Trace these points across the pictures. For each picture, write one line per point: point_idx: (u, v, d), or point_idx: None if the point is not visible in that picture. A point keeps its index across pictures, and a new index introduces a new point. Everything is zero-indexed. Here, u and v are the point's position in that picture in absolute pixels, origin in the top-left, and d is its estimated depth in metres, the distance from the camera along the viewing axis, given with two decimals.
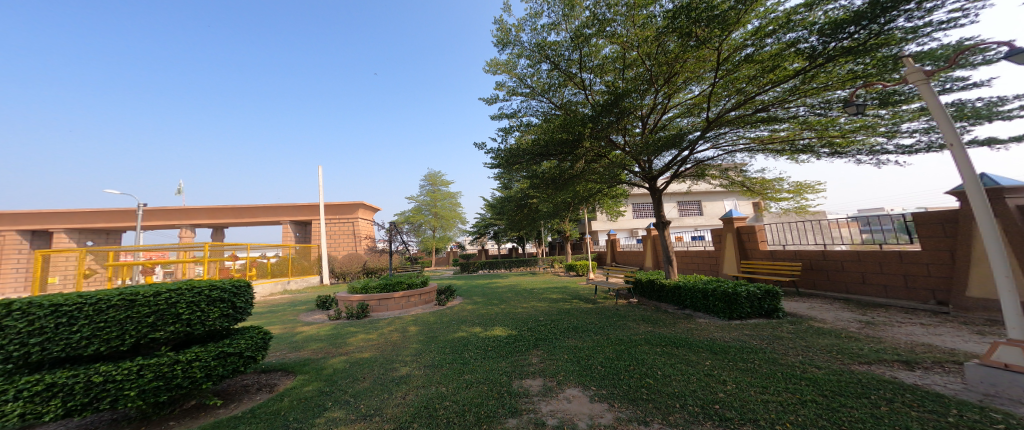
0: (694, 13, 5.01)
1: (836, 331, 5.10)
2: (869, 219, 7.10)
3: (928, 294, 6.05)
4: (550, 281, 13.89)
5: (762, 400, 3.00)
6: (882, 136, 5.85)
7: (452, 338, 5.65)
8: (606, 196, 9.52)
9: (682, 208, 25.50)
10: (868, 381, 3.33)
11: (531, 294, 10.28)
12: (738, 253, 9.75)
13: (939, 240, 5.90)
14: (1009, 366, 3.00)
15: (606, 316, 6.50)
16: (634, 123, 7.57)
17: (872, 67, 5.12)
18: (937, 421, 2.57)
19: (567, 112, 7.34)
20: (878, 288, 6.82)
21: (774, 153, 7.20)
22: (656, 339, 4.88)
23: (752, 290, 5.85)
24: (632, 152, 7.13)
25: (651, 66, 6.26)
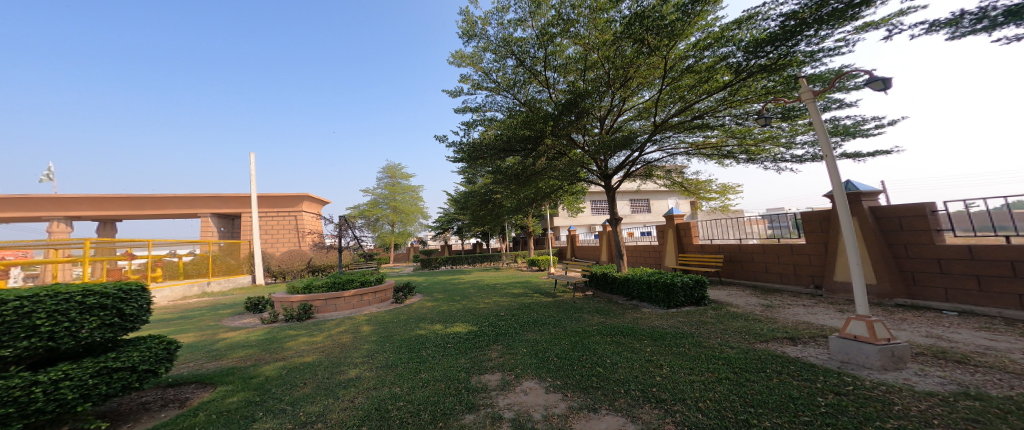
0: (645, 22, 5.32)
1: (746, 314, 5.87)
2: (772, 217, 8.19)
3: (809, 280, 7.24)
4: (511, 276, 14.02)
5: (689, 381, 3.32)
6: (783, 147, 6.81)
7: (408, 336, 5.42)
8: (564, 192, 9.80)
9: (634, 206, 27.34)
10: (767, 357, 3.87)
11: (492, 289, 10.28)
12: (676, 247, 10.70)
13: (817, 235, 7.04)
14: (857, 336, 3.68)
15: (563, 309, 6.73)
16: (593, 124, 7.86)
17: (780, 85, 5.88)
18: (811, 387, 3.06)
19: (531, 109, 7.39)
20: (775, 275, 7.98)
21: (706, 157, 7.98)
22: (606, 329, 5.15)
23: (686, 281, 6.47)
24: (590, 151, 7.38)
25: (608, 69, 6.55)
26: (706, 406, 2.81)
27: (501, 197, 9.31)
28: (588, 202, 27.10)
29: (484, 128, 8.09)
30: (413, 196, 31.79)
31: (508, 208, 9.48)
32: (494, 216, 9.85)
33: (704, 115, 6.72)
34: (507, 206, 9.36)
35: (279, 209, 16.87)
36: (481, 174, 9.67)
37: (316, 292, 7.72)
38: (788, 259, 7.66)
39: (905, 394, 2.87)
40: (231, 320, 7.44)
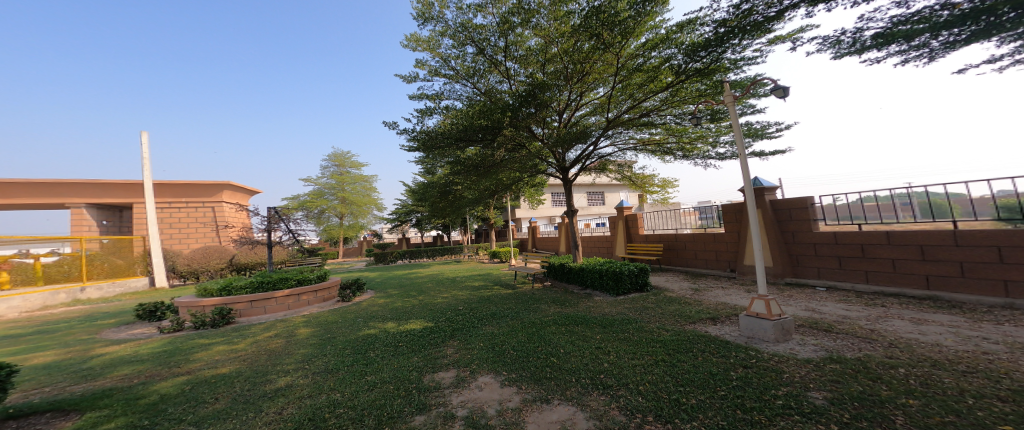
0: (600, 17, 5.47)
1: (679, 298, 6.46)
2: (700, 209, 9.10)
3: (726, 264, 8.28)
4: (471, 269, 13.90)
5: (632, 365, 3.56)
6: (710, 145, 7.52)
7: (356, 336, 5.08)
8: (524, 185, 9.85)
9: (590, 198, 28.54)
10: (693, 337, 4.30)
11: (452, 283, 10.08)
12: (624, 238, 11.40)
13: (734, 225, 8.01)
14: (759, 314, 4.21)
15: (523, 301, 6.81)
16: (552, 117, 7.93)
17: (710, 89, 6.44)
18: (725, 363, 3.47)
19: (491, 99, 7.23)
20: (700, 260, 8.95)
21: (651, 154, 8.52)
22: (559, 319, 5.31)
23: (632, 268, 6.95)
24: (549, 144, 7.43)
25: (568, 64, 6.62)
26: (646, 389, 3.02)
27: (462, 188, 9.12)
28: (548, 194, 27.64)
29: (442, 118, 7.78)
30: (365, 187, 29.64)
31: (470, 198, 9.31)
32: (456, 209, 9.60)
33: (650, 113, 7.15)
34: (468, 198, 9.17)
35: (191, 199, 14.70)
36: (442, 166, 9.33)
37: (240, 294, 6.86)
38: (713, 246, 8.57)
39: (792, 363, 3.37)
40: (111, 332, 6.24)
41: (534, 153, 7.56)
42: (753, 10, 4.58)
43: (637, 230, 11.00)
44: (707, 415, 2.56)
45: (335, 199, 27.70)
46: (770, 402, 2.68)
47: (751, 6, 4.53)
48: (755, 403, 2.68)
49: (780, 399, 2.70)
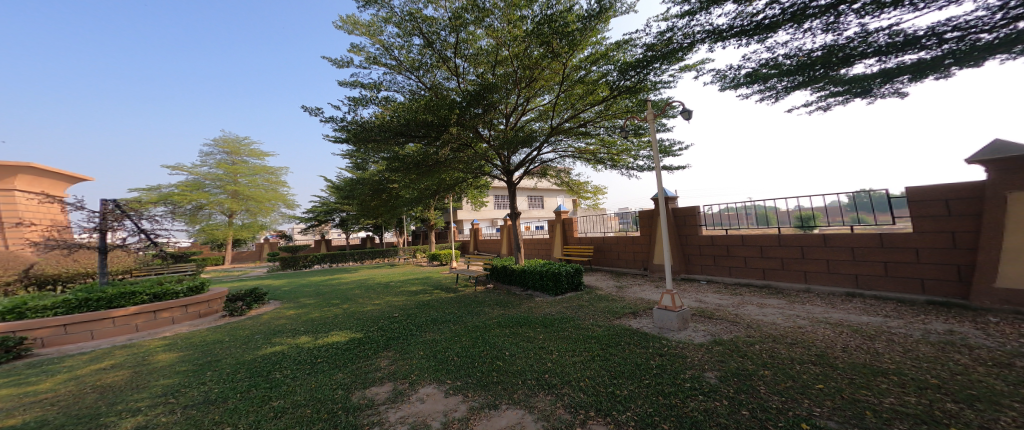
0: (550, 24, 5.67)
1: (608, 295, 6.98)
2: (618, 214, 10.02)
3: (641, 264, 9.29)
4: (406, 273, 13.11)
5: (573, 362, 3.70)
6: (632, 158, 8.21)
7: (258, 356, 4.40)
8: (466, 186, 9.65)
9: (530, 202, 29.36)
10: (620, 331, 4.67)
11: (386, 288, 9.35)
12: (561, 240, 11.95)
13: (647, 230, 8.99)
14: (669, 307, 4.73)
15: (465, 305, 6.65)
16: (499, 120, 7.95)
17: (636, 106, 7.00)
18: (647, 353, 3.83)
19: (436, 94, 6.95)
20: (622, 261, 9.86)
21: (586, 161, 8.92)
22: (502, 322, 5.27)
23: (568, 269, 7.31)
24: (494, 146, 7.42)
25: (518, 68, 6.67)
26: (585, 384, 3.16)
27: (402, 187, 8.56)
28: (490, 196, 27.62)
29: (380, 109, 7.19)
30: (268, 180, 25.93)
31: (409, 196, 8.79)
32: (394, 208, 8.95)
33: (587, 124, 7.58)
34: (408, 196, 8.63)
35: None
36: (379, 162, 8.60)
37: (41, 317, 5.20)
38: (632, 247, 9.49)
39: (692, 348, 3.91)
40: None
41: (478, 154, 7.49)
42: (673, 38, 5.01)
43: (572, 233, 11.63)
44: (638, 404, 2.76)
45: (224, 195, 23.87)
46: (682, 385, 3.03)
47: (671, 36, 5.00)
48: (672, 388, 2.99)
49: (688, 382, 3.08)
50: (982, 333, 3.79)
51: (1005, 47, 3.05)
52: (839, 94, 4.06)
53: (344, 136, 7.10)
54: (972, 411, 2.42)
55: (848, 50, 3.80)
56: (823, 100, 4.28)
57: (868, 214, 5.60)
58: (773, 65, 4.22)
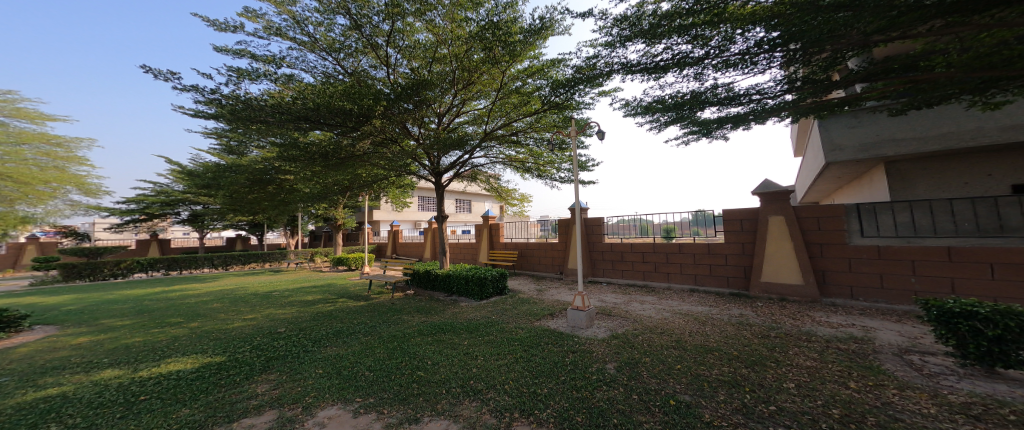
0: (494, 31, 5.84)
1: (529, 298, 7.27)
2: (541, 221, 10.63)
3: (558, 268, 9.96)
4: (304, 280, 11.46)
5: (498, 366, 3.72)
6: (555, 170, 8.67)
7: (23, 402, 3.27)
8: (383, 185, 8.99)
9: (457, 205, 28.90)
10: (539, 332, 4.90)
11: (267, 300, 8.01)
12: (487, 244, 12.04)
13: (561, 237, 9.76)
14: (581, 307, 5.14)
15: (379, 313, 6.15)
16: (431, 118, 7.68)
17: (562, 122, 7.49)
18: (562, 351, 4.08)
19: (360, 82, 6.35)
20: (542, 265, 10.39)
21: (516, 169, 9.12)
22: (422, 330, 5.01)
23: (493, 273, 7.39)
24: (424, 145, 7.07)
25: (456, 68, 6.55)
26: (510, 387, 3.21)
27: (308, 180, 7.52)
28: (415, 197, 26.35)
29: (282, 87, 6.18)
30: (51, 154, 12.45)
31: (319, 189, 7.80)
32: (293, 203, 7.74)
33: (518, 133, 7.76)
34: (315, 191, 7.63)
35: None
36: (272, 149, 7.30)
37: None
38: (552, 253, 10.11)
39: (596, 343, 4.33)
40: None
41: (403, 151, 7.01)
42: (597, 65, 5.46)
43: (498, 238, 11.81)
44: (556, 400, 2.92)
45: None
46: (590, 378, 3.31)
47: (596, 62, 5.45)
48: (583, 381, 3.24)
49: (593, 374, 3.39)
50: (757, 314, 5.34)
51: (780, 112, 4.42)
52: (695, 132, 5.12)
53: (210, 110, 5.96)
54: (755, 373, 3.27)
55: (708, 96, 4.59)
56: (685, 134, 5.32)
57: (702, 228, 7.19)
58: (662, 101, 4.91)
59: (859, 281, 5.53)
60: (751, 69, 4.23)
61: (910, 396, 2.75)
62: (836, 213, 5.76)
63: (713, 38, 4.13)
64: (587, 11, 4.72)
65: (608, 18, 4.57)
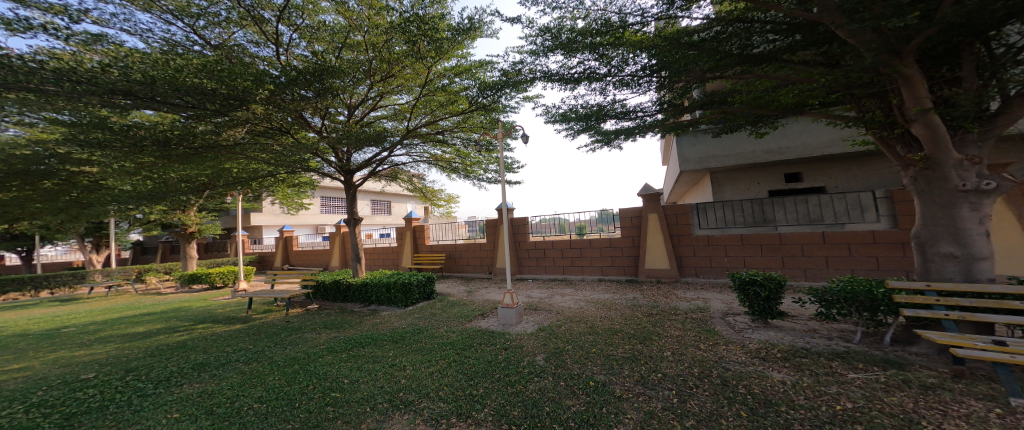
0: (420, 26, 5.50)
1: (459, 300, 7.08)
2: (470, 222, 10.49)
3: (487, 268, 9.95)
4: (129, 309, 8.59)
5: (429, 373, 3.48)
6: (480, 172, 8.54)
7: None
8: (259, 183, 7.58)
9: (373, 206, 26.76)
10: (472, 333, 4.79)
11: (58, 341, 5.89)
12: (410, 248, 11.35)
13: (490, 237, 9.83)
14: (510, 305, 5.18)
15: (271, 335, 5.25)
16: (339, 109, 6.89)
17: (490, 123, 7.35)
18: (494, 350, 4.03)
19: (230, 60, 5.20)
20: (471, 265, 10.27)
21: (442, 169, 8.78)
22: (328, 349, 4.41)
23: (420, 278, 7.01)
24: (328, 139, 6.25)
25: (374, 58, 6.05)
26: (446, 392, 3.03)
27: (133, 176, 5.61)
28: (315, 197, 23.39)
29: (76, 49, 4.31)
30: None
31: (159, 185, 5.97)
32: (99, 208, 5.42)
33: (445, 132, 7.43)
34: (148, 190, 5.81)
35: None
36: (49, 129, 4.86)
37: None
38: (479, 253, 10.06)
39: (528, 337, 4.41)
40: None
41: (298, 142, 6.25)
42: (523, 71, 5.58)
43: (423, 241, 11.24)
44: (492, 398, 2.85)
45: None
46: (524, 371, 3.33)
47: (521, 67, 5.57)
48: (516, 376, 3.24)
49: (525, 367, 3.43)
50: (646, 296, 6.11)
51: (655, 129, 5.17)
52: (599, 141, 5.58)
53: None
54: (647, 347, 3.69)
55: (610, 110, 5.08)
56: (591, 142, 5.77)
57: (604, 225, 7.93)
58: (575, 111, 5.26)
59: (700, 263, 7.03)
60: (641, 90, 4.76)
61: (732, 349, 3.43)
62: (685, 210, 7.18)
63: (614, 58, 4.54)
64: (514, 16, 4.75)
65: (534, 27, 4.68)
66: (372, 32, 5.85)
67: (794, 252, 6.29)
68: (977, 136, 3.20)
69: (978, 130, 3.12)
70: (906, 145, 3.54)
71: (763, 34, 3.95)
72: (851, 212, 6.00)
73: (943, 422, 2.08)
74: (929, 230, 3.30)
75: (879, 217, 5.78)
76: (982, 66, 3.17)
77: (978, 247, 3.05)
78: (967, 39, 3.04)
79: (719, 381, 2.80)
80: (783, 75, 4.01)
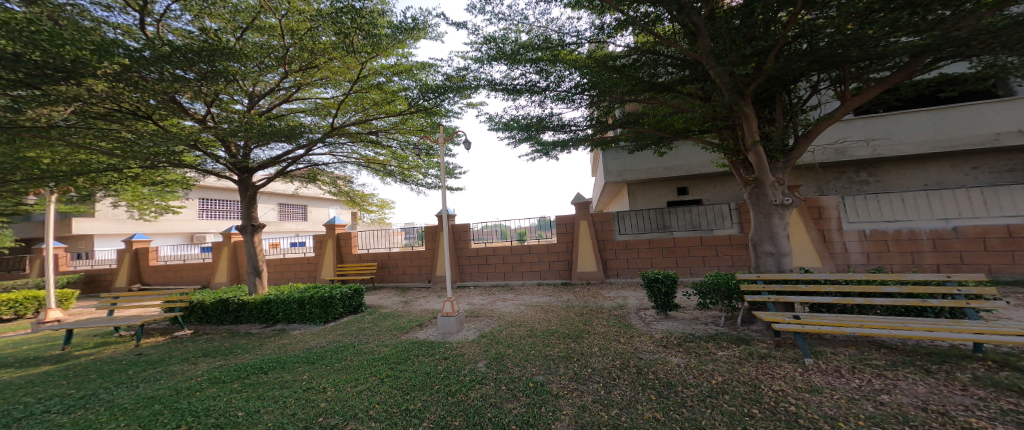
0: (356, 18, 5.18)
1: (393, 312, 6.69)
2: (407, 229, 10.02)
3: (425, 276, 9.59)
4: None
5: (355, 393, 3.19)
6: (417, 177, 8.21)
7: None
8: (92, 180, 6.07)
9: (282, 211, 23.91)
10: (407, 345, 4.55)
11: None
12: (334, 257, 10.35)
13: (431, 243, 9.53)
14: (450, 313, 5.06)
15: (132, 367, 4.24)
16: (235, 96, 6.03)
17: (430, 127, 7.11)
18: (431, 361, 3.89)
19: (63, 22, 4.04)
20: (408, 274, 9.79)
21: (374, 172, 8.28)
22: (210, 380, 3.70)
23: (345, 291, 6.47)
24: (215, 133, 5.37)
25: (293, 46, 5.54)
26: (377, 411, 2.83)
27: None
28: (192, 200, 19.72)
29: None
30: None
31: None
32: None
33: (379, 133, 7.01)
34: None
35: None
36: None
37: None
38: (418, 261, 9.67)
39: (467, 345, 4.36)
40: None
41: (165, 131, 5.22)
42: (466, 76, 5.61)
43: (350, 250, 10.38)
44: (431, 411, 2.74)
45: None
46: (464, 380, 3.28)
47: (465, 74, 5.58)
48: (456, 385, 3.17)
49: (466, 375, 3.37)
50: (578, 298, 6.48)
51: (586, 143, 5.58)
52: (538, 151, 5.83)
53: None
54: (580, 345, 3.92)
55: (548, 122, 5.36)
56: (531, 151, 6.03)
57: (544, 231, 8.25)
58: (517, 120, 5.42)
59: (619, 264, 7.73)
60: (575, 106, 5.11)
61: (644, 340, 3.83)
62: (608, 217, 7.89)
63: (552, 74, 4.81)
64: (460, 21, 4.80)
65: (480, 35, 4.77)
66: (291, 17, 5.32)
67: (684, 252, 7.26)
68: (782, 165, 4.09)
69: (782, 158, 4.03)
70: (743, 166, 4.38)
71: (666, 67, 4.56)
72: (717, 220, 7.28)
73: (772, 384, 2.61)
74: (757, 233, 4.13)
75: (733, 224, 7.11)
76: (785, 111, 4.25)
77: (785, 245, 3.96)
78: (779, 88, 4.05)
79: (635, 370, 3.09)
80: (677, 103, 4.72)
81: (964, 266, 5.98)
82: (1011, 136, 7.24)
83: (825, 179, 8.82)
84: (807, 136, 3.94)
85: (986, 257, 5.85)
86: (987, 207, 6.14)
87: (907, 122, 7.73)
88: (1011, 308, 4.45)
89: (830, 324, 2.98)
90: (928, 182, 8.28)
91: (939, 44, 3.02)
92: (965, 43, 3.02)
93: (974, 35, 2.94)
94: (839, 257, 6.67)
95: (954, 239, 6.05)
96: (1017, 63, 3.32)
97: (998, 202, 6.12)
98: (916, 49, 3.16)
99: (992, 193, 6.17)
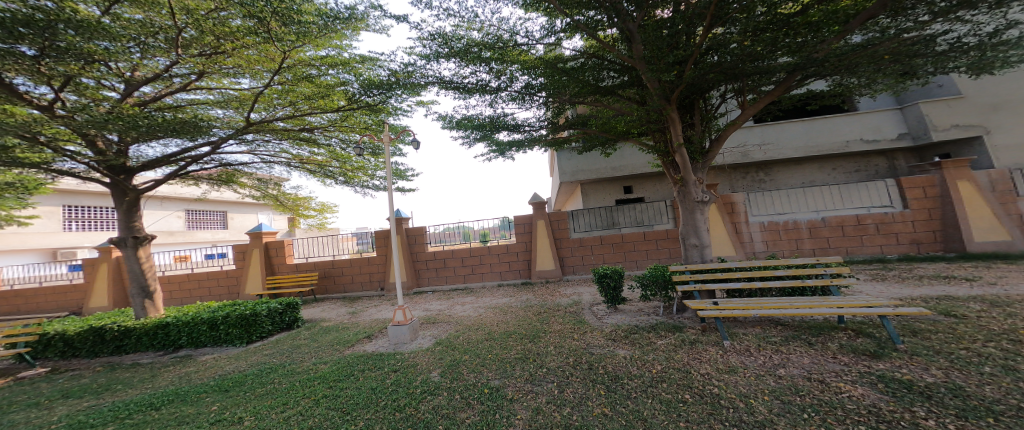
0: (275, 2, 4.64)
1: (336, 325, 6.19)
2: (357, 234, 9.42)
3: (377, 284, 9.05)
4: None
5: (282, 420, 2.88)
6: (365, 178, 7.71)
7: None
8: None
9: (190, 218, 20.94)
10: (353, 360, 4.23)
11: None
12: (264, 269, 9.29)
13: (384, 249, 9.02)
14: (402, 322, 4.82)
15: None
16: (105, 80, 5.05)
17: (376, 124, 6.73)
18: (375, 375, 3.65)
19: None
20: (358, 284, 9.15)
21: (311, 173, 7.59)
22: (72, 427, 3.04)
23: (274, 306, 5.82)
24: (70, 123, 4.47)
25: (190, 27, 4.86)
26: None
27: None
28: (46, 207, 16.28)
29: None
30: None
31: None
32: None
33: (313, 130, 6.45)
34: None
35: None
36: None
37: None
38: (368, 268, 9.09)
39: (421, 353, 4.19)
40: None
41: None
42: (413, 72, 5.39)
43: (284, 260, 9.39)
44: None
45: None
46: (413, 393, 3.13)
47: (412, 69, 5.35)
48: (404, 399, 3.03)
49: (417, 387, 3.23)
50: (535, 297, 6.58)
51: (540, 144, 5.69)
52: (495, 150, 5.80)
53: None
54: (535, 345, 3.97)
55: (502, 122, 5.38)
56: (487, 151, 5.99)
57: (505, 232, 8.29)
58: (470, 120, 5.34)
59: (575, 261, 8.02)
60: (528, 106, 5.20)
61: (594, 335, 4.00)
62: (563, 216, 8.17)
63: (505, 73, 4.84)
64: (401, 14, 4.58)
65: (426, 32, 4.63)
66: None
67: (630, 247, 7.76)
68: (701, 165, 4.54)
69: (701, 160, 4.47)
70: (673, 166, 4.80)
71: (608, 71, 4.84)
72: (657, 216, 7.91)
73: (699, 368, 2.89)
74: (684, 227, 4.54)
75: (669, 220, 7.78)
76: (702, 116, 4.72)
77: (706, 237, 4.41)
78: (694, 96, 4.52)
79: (586, 366, 3.22)
80: (615, 107, 5.02)
81: (831, 249, 7.26)
82: (856, 144, 8.93)
83: (734, 178, 9.97)
84: (719, 140, 4.42)
85: (846, 241, 7.21)
86: (843, 200, 7.39)
87: (796, 130, 9.11)
88: (867, 282, 5.49)
89: (740, 307, 3.41)
90: (803, 182, 9.84)
91: (805, 64, 3.67)
92: (822, 64, 3.71)
93: (827, 58, 3.61)
94: (747, 246, 7.59)
95: (823, 227, 7.29)
96: (856, 83, 4.20)
97: (851, 196, 7.35)
98: (791, 66, 3.79)
99: (845, 190, 7.40)
